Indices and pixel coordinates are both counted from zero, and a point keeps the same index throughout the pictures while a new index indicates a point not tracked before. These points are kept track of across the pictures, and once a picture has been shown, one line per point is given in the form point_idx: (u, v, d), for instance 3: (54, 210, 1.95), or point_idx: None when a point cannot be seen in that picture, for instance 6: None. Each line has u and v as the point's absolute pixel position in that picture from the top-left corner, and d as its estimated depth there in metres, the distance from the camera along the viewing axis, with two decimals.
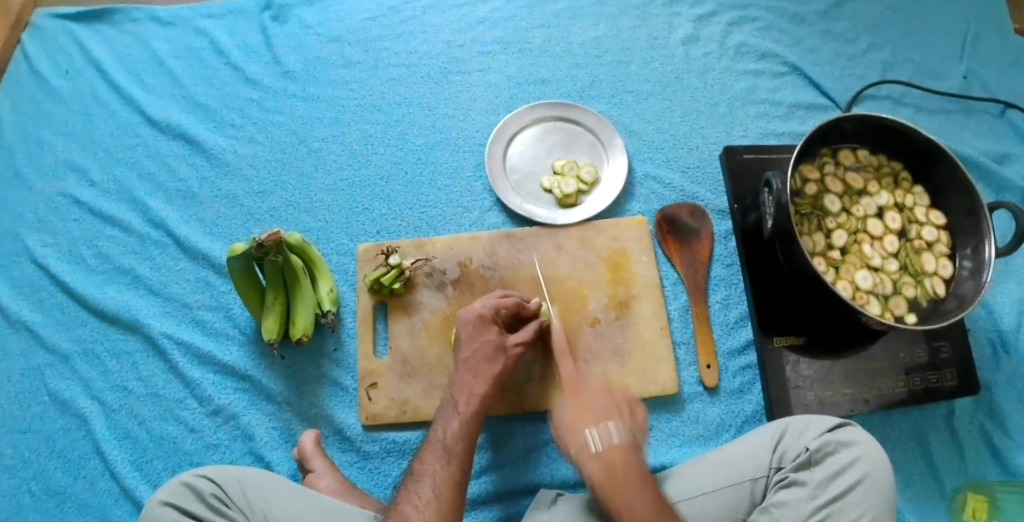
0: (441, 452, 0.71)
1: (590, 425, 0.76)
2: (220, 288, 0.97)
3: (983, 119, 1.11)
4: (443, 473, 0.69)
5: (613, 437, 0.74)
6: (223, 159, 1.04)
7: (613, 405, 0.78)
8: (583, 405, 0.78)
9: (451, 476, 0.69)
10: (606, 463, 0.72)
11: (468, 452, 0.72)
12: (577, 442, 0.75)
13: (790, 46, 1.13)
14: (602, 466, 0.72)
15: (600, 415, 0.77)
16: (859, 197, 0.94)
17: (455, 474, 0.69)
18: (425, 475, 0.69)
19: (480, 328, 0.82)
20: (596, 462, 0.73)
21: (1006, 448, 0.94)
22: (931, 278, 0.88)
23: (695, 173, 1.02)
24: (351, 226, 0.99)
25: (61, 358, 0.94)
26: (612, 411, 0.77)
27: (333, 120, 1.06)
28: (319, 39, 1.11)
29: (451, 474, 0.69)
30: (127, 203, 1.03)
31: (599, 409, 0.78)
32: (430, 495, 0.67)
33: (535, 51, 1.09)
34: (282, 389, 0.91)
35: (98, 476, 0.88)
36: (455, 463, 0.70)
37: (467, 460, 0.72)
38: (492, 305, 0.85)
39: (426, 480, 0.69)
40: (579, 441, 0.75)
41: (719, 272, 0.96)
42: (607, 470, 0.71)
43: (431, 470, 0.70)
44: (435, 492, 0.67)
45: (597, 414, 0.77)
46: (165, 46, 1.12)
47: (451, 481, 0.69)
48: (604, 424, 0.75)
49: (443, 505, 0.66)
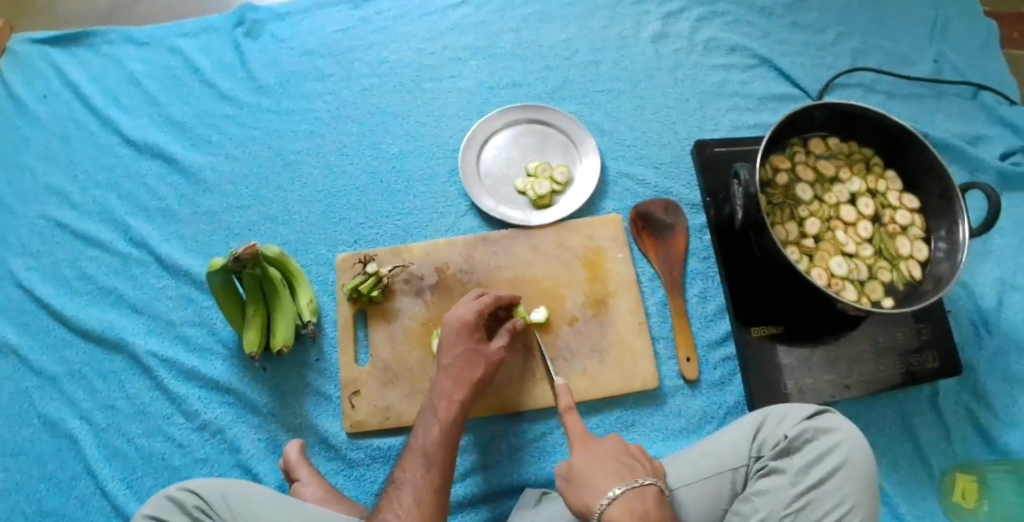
0: (421, 460, 0.73)
1: (610, 480, 0.67)
2: (202, 303, 0.98)
3: (955, 101, 1.11)
4: (424, 481, 0.71)
5: (641, 487, 0.66)
6: (202, 176, 1.05)
7: (631, 458, 0.71)
8: (595, 458, 0.71)
9: (431, 483, 0.71)
10: (642, 517, 0.63)
11: (449, 457, 0.74)
12: (603, 498, 0.65)
13: (759, 39, 1.14)
14: (635, 519, 0.62)
15: (619, 467, 0.69)
16: (831, 184, 0.94)
17: (436, 480, 0.71)
18: (406, 484, 0.71)
19: (465, 334, 0.81)
20: (626, 516, 0.63)
21: (992, 428, 0.94)
22: (906, 262, 0.89)
23: (668, 168, 1.03)
24: (330, 236, 1.00)
25: (49, 380, 0.95)
26: (630, 464, 0.70)
27: (308, 133, 1.07)
28: (293, 54, 1.12)
29: (431, 481, 0.71)
30: (110, 224, 1.04)
31: (617, 462, 0.70)
32: (411, 503, 0.69)
33: (506, 56, 1.10)
34: (267, 401, 0.92)
35: (89, 495, 0.89)
36: (435, 470, 0.72)
37: (448, 465, 0.73)
38: (475, 309, 0.83)
39: (407, 489, 0.70)
40: (603, 496, 0.66)
41: (696, 265, 0.97)
42: (640, 520, 0.63)
43: (412, 479, 0.71)
44: (416, 499, 0.69)
45: (617, 467, 0.69)
46: (142, 67, 1.14)
47: (431, 487, 0.70)
48: (626, 477, 0.67)
49: (423, 512, 0.68)
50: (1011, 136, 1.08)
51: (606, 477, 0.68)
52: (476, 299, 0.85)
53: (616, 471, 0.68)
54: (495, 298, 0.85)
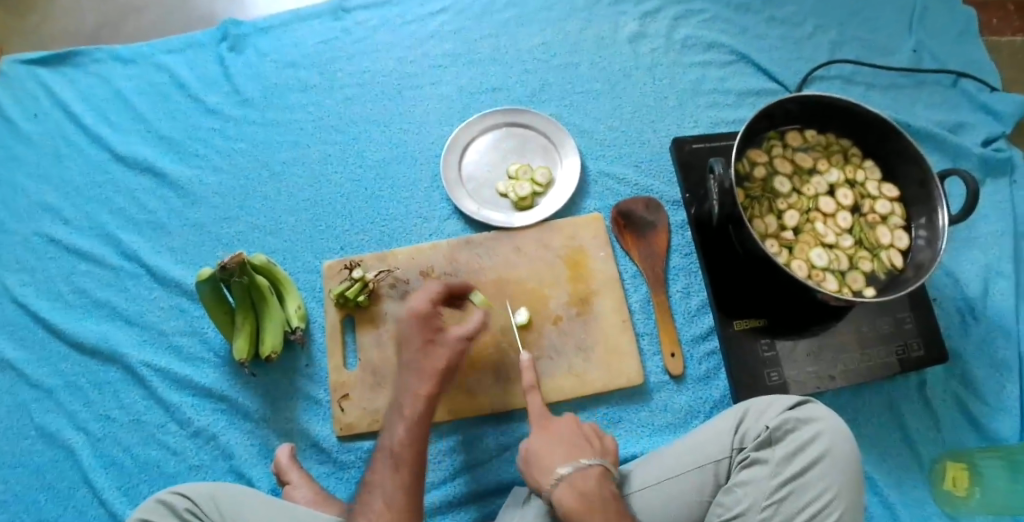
0: (391, 461, 0.73)
1: (561, 458, 0.71)
2: (194, 313, 1.00)
3: (935, 90, 1.12)
4: (396, 482, 0.70)
5: (586, 466, 0.69)
6: (191, 189, 1.07)
7: (584, 437, 0.74)
8: (552, 439, 0.74)
9: (402, 484, 0.70)
10: (582, 493, 0.66)
11: (420, 454, 0.73)
12: (551, 477, 0.69)
13: (737, 35, 1.14)
14: (579, 494, 0.66)
15: (570, 449, 0.72)
16: (810, 176, 0.95)
17: (406, 479, 0.71)
18: (378, 487, 0.71)
19: (418, 329, 0.80)
20: (571, 493, 0.66)
21: (981, 415, 0.94)
22: (886, 251, 0.89)
23: (649, 166, 1.04)
24: (316, 244, 1.01)
25: (46, 393, 0.97)
26: (580, 443, 0.73)
27: (293, 143, 1.08)
28: (276, 67, 1.14)
29: (402, 481, 0.70)
30: (102, 238, 1.06)
31: (569, 441, 0.73)
32: (384, 505, 0.69)
33: (486, 61, 1.12)
34: (258, 407, 0.94)
35: (88, 504, 0.91)
36: (405, 469, 0.71)
37: (419, 463, 0.73)
38: (427, 299, 0.82)
39: (379, 492, 0.70)
40: (550, 475, 0.69)
41: (678, 262, 0.98)
42: (581, 497, 0.66)
43: (383, 481, 0.71)
44: (388, 500, 0.69)
45: (568, 448, 0.72)
46: (129, 85, 1.16)
47: (402, 488, 0.70)
48: (575, 456, 0.71)
49: (396, 514, 0.68)
50: (992, 123, 1.08)
51: (558, 455, 0.71)
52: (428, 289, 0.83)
53: (565, 451, 0.72)
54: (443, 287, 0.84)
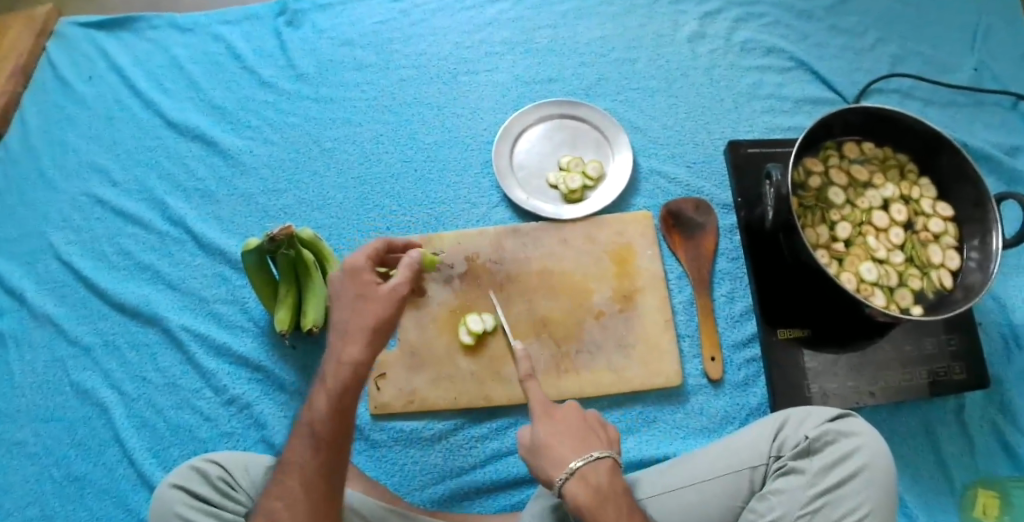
0: (309, 437, 0.62)
1: (571, 449, 0.63)
2: (236, 282, 1.01)
3: (995, 112, 1.10)
4: (310, 462, 0.62)
5: (598, 460, 0.63)
6: (239, 159, 1.07)
7: (588, 426, 0.66)
8: (556, 425, 0.66)
9: (320, 465, 0.62)
10: (597, 494, 0.61)
11: (342, 433, 0.62)
12: (561, 470, 0.62)
13: (798, 42, 1.13)
14: (596, 496, 0.60)
15: (577, 437, 0.65)
16: (864, 189, 0.94)
17: (324, 456, 0.62)
18: (294, 467, 0.63)
19: (353, 285, 0.67)
20: (584, 490, 0.61)
21: (1018, 443, 0.93)
22: (937, 270, 0.88)
23: (701, 168, 1.03)
24: (363, 222, 1.01)
25: (83, 350, 0.98)
26: (587, 432, 0.65)
27: (344, 120, 1.08)
28: (332, 43, 1.14)
29: (318, 463, 0.61)
30: (147, 202, 1.07)
31: (571, 429, 0.66)
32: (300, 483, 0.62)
33: (543, 51, 1.11)
34: (294, 379, 0.94)
35: (117, 463, 0.91)
36: (324, 447, 0.62)
37: (340, 442, 0.62)
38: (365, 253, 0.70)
39: (293, 466, 0.63)
40: (561, 468, 0.62)
41: (725, 266, 0.97)
42: (597, 498, 0.60)
43: (298, 455, 0.63)
44: (300, 485, 0.61)
45: (574, 438, 0.65)
46: (184, 51, 1.16)
47: (320, 468, 0.62)
48: (583, 448, 0.64)
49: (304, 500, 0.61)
50: None
51: (567, 446, 0.64)
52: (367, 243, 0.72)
53: (575, 442, 0.64)
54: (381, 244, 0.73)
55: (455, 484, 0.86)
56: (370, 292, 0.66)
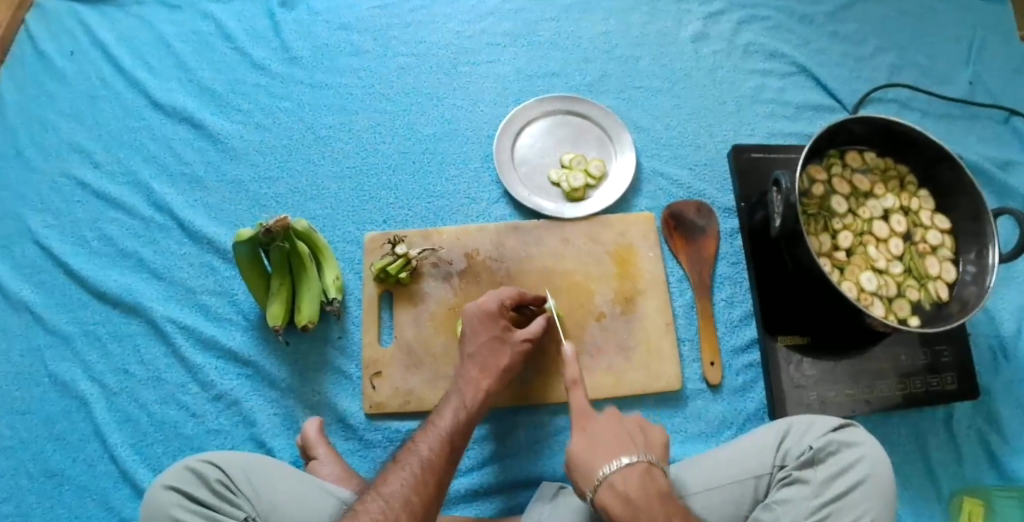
0: (438, 437, 0.72)
1: (580, 383, 0.75)
2: (225, 273, 0.97)
3: (988, 126, 1.12)
4: (433, 460, 0.69)
5: None
6: (230, 144, 1.03)
7: None
8: (573, 366, 0.77)
9: (436, 470, 0.69)
10: (599, 418, 0.70)
11: (458, 449, 0.72)
12: (572, 403, 0.74)
13: (799, 47, 1.13)
14: (596, 420, 0.70)
15: None
16: (865, 199, 0.94)
17: (442, 465, 0.69)
18: (413, 464, 0.69)
19: (488, 323, 0.82)
20: (589, 417, 0.71)
21: (1003, 452, 0.95)
22: (934, 282, 0.89)
23: (703, 170, 1.02)
24: (359, 214, 0.98)
25: (61, 340, 0.93)
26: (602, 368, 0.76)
27: (340, 108, 1.05)
28: (328, 27, 1.10)
29: (435, 467, 0.69)
30: (132, 186, 1.02)
31: (611, 444, 0.69)
32: (419, 486, 0.66)
33: (545, 44, 1.09)
34: (285, 376, 0.91)
35: (98, 459, 0.87)
36: (447, 453, 0.70)
37: (454, 460, 0.71)
38: (497, 299, 0.84)
39: (415, 463, 0.69)
40: (572, 400, 0.74)
41: (725, 270, 0.96)
42: (599, 422, 0.70)
43: (423, 451, 0.70)
44: (420, 482, 0.67)
45: None
46: (173, 29, 1.11)
47: (439, 478, 0.68)
48: None
49: (414, 505, 0.65)
50: None
51: (578, 381, 0.75)
52: (499, 291, 0.86)
53: None
54: (519, 292, 0.86)
55: (450, 487, 0.85)
56: (505, 336, 0.82)
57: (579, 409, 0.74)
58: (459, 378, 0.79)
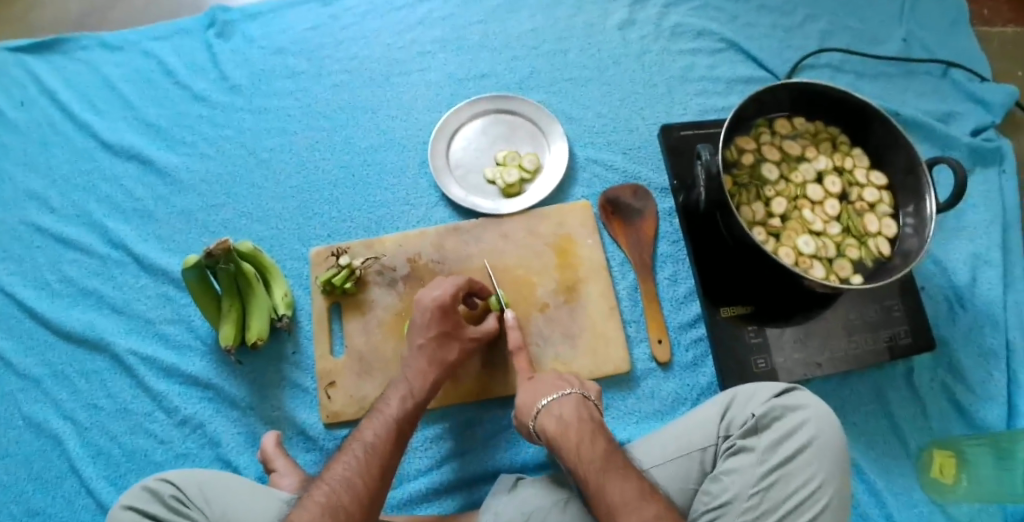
0: (384, 424, 0.73)
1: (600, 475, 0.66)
2: (180, 301, 0.99)
3: (924, 80, 1.12)
4: (378, 445, 0.71)
5: (626, 482, 0.65)
6: (177, 176, 1.06)
7: (608, 450, 0.69)
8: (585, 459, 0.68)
9: (381, 455, 0.70)
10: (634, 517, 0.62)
11: (405, 435, 0.74)
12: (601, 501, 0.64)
13: (726, 23, 1.14)
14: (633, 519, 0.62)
15: (608, 466, 0.67)
16: (798, 164, 0.94)
17: (388, 449, 0.71)
18: (357, 449, 0.70)
19: (433, 322, 0.82)
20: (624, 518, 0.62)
21: (968, 402, 0.93)
22: (874, 239, 0.89)
23: (637, 153, 1.04)
24: (304, 231, 1.01)
25: (32, 382, 0.96)
26: (612, 456, 0.68)
27: (280, 130, 1.08)
28: (264, 53, 1.13)
29: (380, 451, 0.70)
30: (89, 227, 1.05)
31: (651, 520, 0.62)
32: (363, 468, 0.68)
33: (475, 47, 1.11)
34: (245, 395, 0.93)
35: (75, 494, 0.89)
36: (392, 437, 0.72)
37: (401, 446, 0.73)
38: (451, 290, 0.85)
39: (359, 447, 0.70)
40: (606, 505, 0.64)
41: (666, 249, 0.98)
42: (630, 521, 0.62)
43: (367, 437, 0.71)
44: (364, 465, 0.68)
45: (605, 464, 0.67)
46: (117, 72, 1.14)
47: (385, 461, 0.70)
48: (611, 472, 0.66)
49: (356, 486, 0.66)
50: (981, 112, 1.09)
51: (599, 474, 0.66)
52: (451, 281, 0.86)
53: (610, 469, 0.67)
54: (469, 281, 0.87)
55: (409, 488, 0.86)
56: (453, 330, 0.84)
57: (545, 397, 0.77)
58: (404, 373, 0.80)
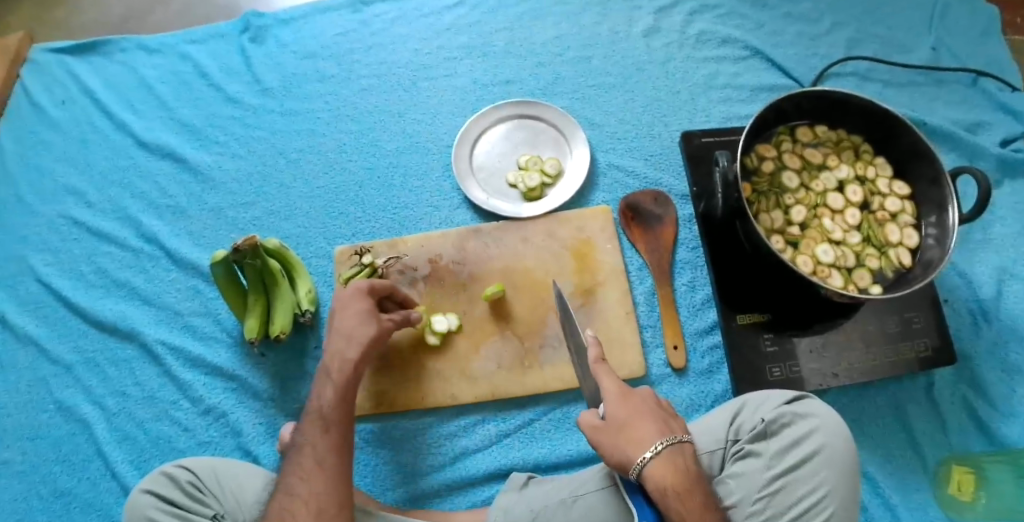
0: (326, 403, 0.73)
1: (654, 432, 0.68)
2: (209, 295, 1.03)
3: (954, 90, 1.10)
4: (327, 428, 0.71)
5: (679, 442, 0.68)
6: (208, 174, 1.10)
7: (661, 413, 0.71)
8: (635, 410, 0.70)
9: (335, 434, 0.71)
10: (683, 473, 0.66)
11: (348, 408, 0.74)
12: (645, 451, 0.67)
13: (752, 31, 1.14)
14: (679, 474, 0.65)
15: (659, 422, 0.70)
16: (819, 172, 0.94)
17: (338, 430, 0.71)
18: (308, 437, 0.71)
19: None
20: (668, 472, 0.66)
21: (990, 418, 0.92)
22: (895, 249, 0.88)
23: (658, 159, 1.05)
24: (329, 230, 1.04)
25: (65, 369, 1.00)
26: (666, 416, 0.71)
27: (309, 132, 1.11)
28: (295, 57, 1.16)
29: (331, 431, 0.70)
30: (123, 221, 1.09)
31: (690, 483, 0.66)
32: (303, 471, 0.67)
33: (500, 53, 1.13)
34: (268, 387, 0.96)
35: (101, 477, 0.93)
36: (325, 431, 0.70)
37: (345, 430, 0.72)
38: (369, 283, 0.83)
39: (310, 434, 0.71)
40: (645, 449, 0.67)
41: (684, 255, 0.98)
42: (677, 479, 0.65)
43: (314, 422, 0.72)
44: (303, 470, 0.68)
45: (657, 421, 0.70)
46: (154, 72, 1.19)
47: (331, 454, 0.69)
48: (666, 431, 0.69)
49: (320, 474, 0.67)
50: (1013, 124, 1.07)
51: (651, 430, 0.68)
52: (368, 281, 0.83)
53: (657, 425, 0.69)
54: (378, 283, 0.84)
55: (423, 483, 0.87)
56: None
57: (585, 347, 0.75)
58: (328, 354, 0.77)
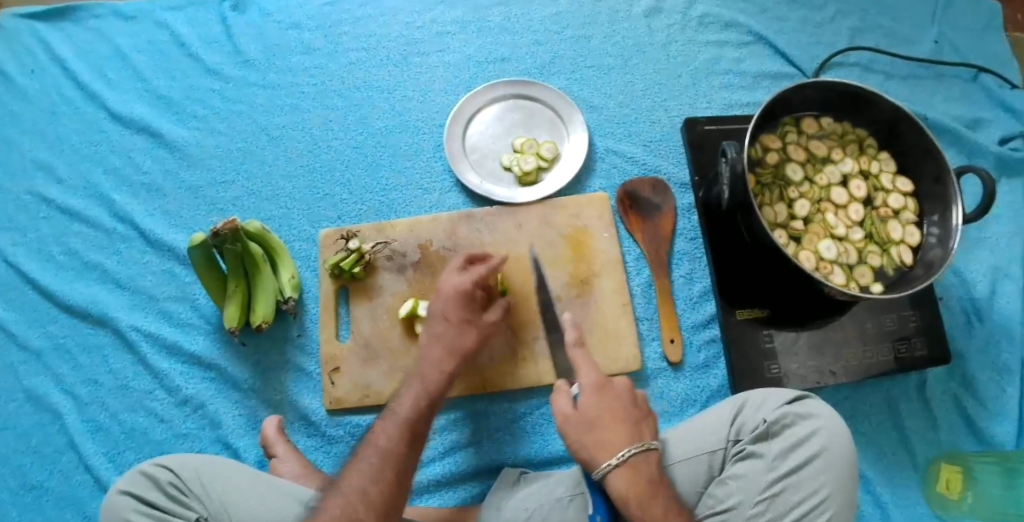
0: (399, 425, 0.69)
1: (620, 438, 0.67)
2: (185, 278, 0.97)
3: (955, 84, 1.09)
4: (391, 449, 0.66)
5: (648, 448, 0.66)
6: (187, 150, 1.03)
7: (636, 418, 0.69)
8: (604, 411, 0.69)
9: (396, 458, 0.66)
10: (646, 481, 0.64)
11: (422, 434, 0.70)
12: (610, 456, 0.65)
13: (756, 15, 1.11)
14: (642, 482, 0.64)
15: (629, 427, 0.68)
16: (823, 165, 0.92)
17: (403, 456, 0.66)
18: (370, 455, 0.66)
19: (460, 307, 0.80)
20: (630, 479, 0.64)
21: (979, 418, 0.92)
22: (897, 247, 0.87)
23: (657, 146, 1.01)
24: (314, 212, 0.99)
25: (33, 355, 0.94)
26: (638, 420, 0.69)
27: (292, 107, 1.05)
28: (280, 27, 1.10)
29: (393, 454, 0.66)
30: (95, 199, 1.02)
31: (653, 493, 0.63)
32: (376, 477, 0.64)
33: (496, 29, 1.08)
34: (248, 377, 0.91)
35: (73, 470, 0.88)
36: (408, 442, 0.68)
37: (416, 448, 0.69)
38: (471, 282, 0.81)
39: (372, 454, 0.66)
40: (612, 454, 0.65)
41: (683, 246, 0.96)
42: (638, 487, 0.63)
43: (381, 440, 0.67)
44: (380, 474, 0.64)
45: (626, 426, 0.68)
46: (129, 41, 1.11)
47: (404, 467, 0.66)
48: (636, 437, 0.67)
49: (371, 497, 0.62)
50: (1010, 121, 1.06)
51: (615, 434, 0.67)
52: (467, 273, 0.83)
53: (626, 430, 0.67)
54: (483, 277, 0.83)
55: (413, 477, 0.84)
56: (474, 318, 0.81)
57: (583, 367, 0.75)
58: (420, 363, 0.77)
